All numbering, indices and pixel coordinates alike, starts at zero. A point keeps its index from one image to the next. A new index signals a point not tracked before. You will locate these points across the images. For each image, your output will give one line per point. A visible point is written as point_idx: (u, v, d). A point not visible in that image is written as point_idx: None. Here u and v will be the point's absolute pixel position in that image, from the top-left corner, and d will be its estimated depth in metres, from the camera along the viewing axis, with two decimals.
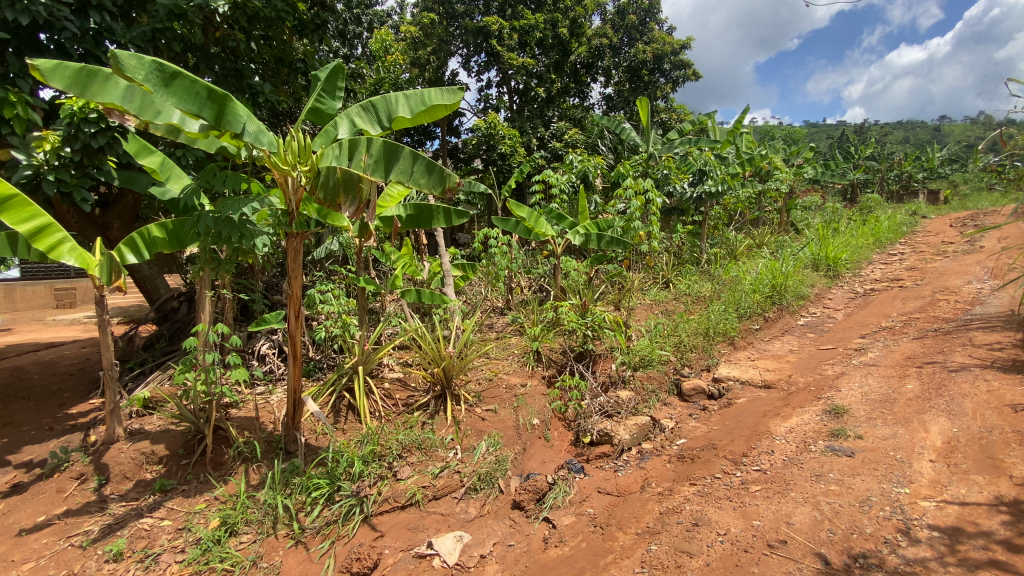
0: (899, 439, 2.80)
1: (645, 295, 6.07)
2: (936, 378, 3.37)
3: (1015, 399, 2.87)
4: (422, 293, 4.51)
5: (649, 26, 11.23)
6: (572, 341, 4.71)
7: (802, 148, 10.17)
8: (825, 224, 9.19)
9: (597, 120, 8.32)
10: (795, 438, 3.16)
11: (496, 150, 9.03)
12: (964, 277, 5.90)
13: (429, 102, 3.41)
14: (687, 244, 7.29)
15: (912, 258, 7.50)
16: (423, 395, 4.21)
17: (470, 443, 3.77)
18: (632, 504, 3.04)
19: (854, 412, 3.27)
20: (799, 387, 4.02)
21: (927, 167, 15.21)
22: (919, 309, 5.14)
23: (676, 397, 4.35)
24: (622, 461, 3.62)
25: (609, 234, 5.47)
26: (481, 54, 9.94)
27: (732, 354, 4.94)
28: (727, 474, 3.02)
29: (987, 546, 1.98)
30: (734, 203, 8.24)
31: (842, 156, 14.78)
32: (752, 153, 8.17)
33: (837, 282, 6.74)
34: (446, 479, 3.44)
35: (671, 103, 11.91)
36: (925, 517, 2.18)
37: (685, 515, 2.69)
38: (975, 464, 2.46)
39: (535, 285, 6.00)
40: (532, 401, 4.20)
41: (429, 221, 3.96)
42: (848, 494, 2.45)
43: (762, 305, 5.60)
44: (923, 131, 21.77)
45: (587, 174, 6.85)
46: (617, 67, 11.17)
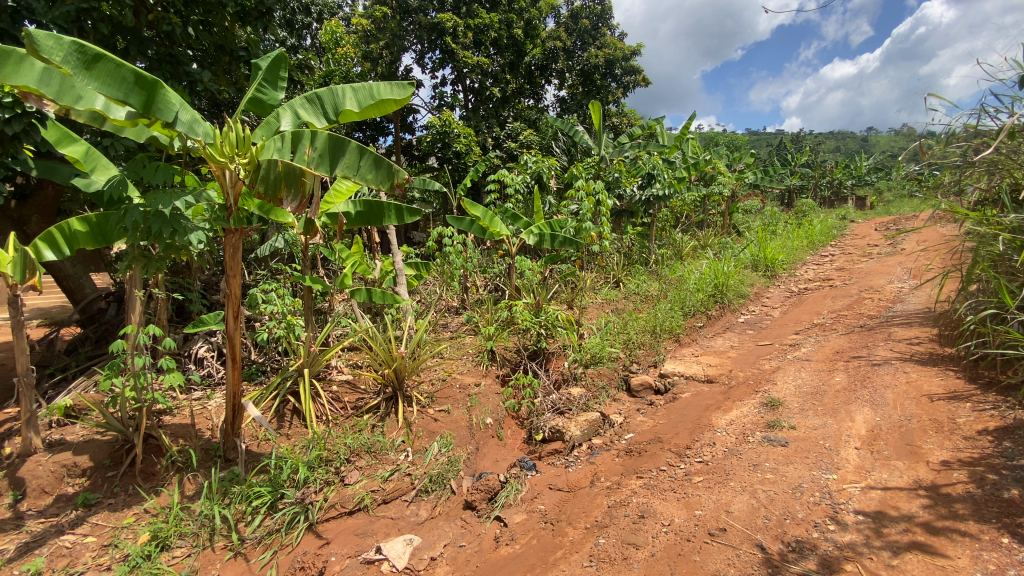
0: (828, 428, 3.00)
1: (597, 293, 6.20)
2: (862, 371, 3.61)
3: (931, 389, 3.11)
4: (372, 292, 4.38)
5: (602, 31, 11.46)
6: (526, 340, 4.73)
7: (743, 154, 10.68)
8: (764, 227, 9.69)
9: (550, 121, 8.41)
10: (735, 430, 3.31)
11: (451, 148, 8.97)
12: (886, 277, 6.36)
13: (378, 97, 3.32)
14: (636, 245, 7.50)
15: (841, 259, 8.02)
16: (373, 397, 4.09)
17: (422, 445, 3.71)
18: (581, 499, 3.08)
19: (788, 404, 3.47)
20: (738, 381, 4.22)
21: (855, 175, 16.32)
22: (847, 307, 5.51)
23: (625, 393, 4.47)
24: (572, 457, 3.68)
25: (563, 234, 5.52)
26: (436, 51, 9.76)
27: (678, 350, 5.12)
28: (672, 466, 3.13)
29: (908, 529, 2.10)
30: (681, 206, 8.55)
31: (779, 163, 15.66)
32: (698, 158, 8.50)
33: (774, 281, 7.12)
34: (396, 483, 3.37)
35: (622, 107, 12.23)
36: (852, 502, 2.33)
37: (632, 508, 2.76)
38: (895, 450, 2.63)
39: (490, 284, 5.99)
40: (486, 400, 4.17)
41: (381, 218, 3.87)
42: (782, 482, 2.58)
43: (706, 303, 5.84)
44: (850, 143, 23.40)
45: (541, 174, 6.89)
46: (571, 70, 11.33)
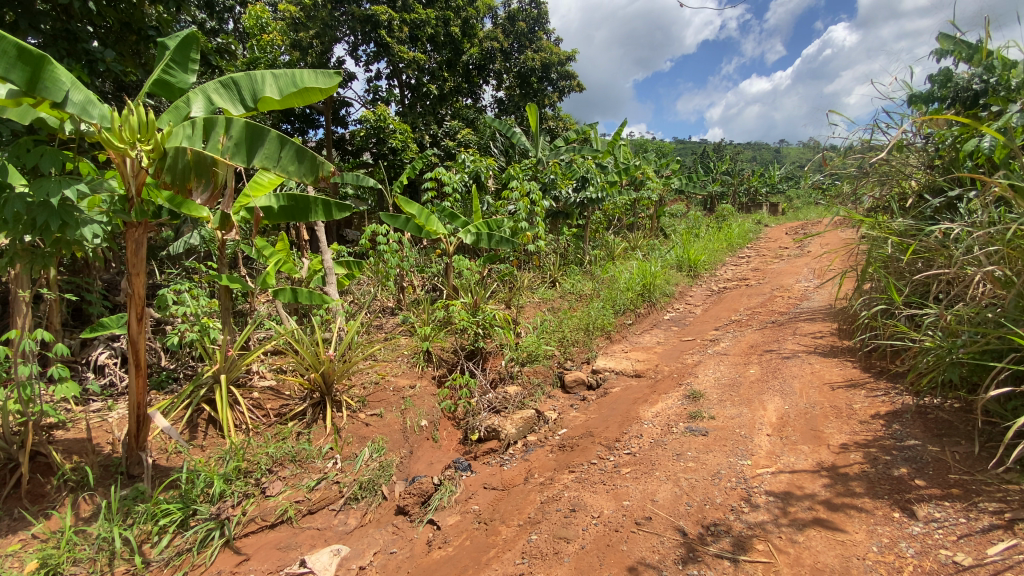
0: (743, 417, 3.20)
1: (534, 292, 6.28)
2: (773, 363, 3.90)
3: (831, 378, 3.41)
4: (298, 293, 4.15)
5: (538, 35, 11.63)
6: (463, 340, 4.69)
7: (670, 160, 11.24)
8: (688, 230, 10.24)
9: (488, 121, 8.40)
10: (660, 422, 3.46)
11: (386, 145, 8.74)
12: (795, 277, 6.92)
13: (301, 84, 3.15)
14: (571, 245, 7.67)
15: (756, 260, 8.64)
16: (299, 403, 3.88)
17: (352, 451, 3.57)
18: (515, 497, 3.09)
19: (709, 395, 3.67)
20: (664, 374, 4.43)
21: (769, 183, 17.63)
22: (761, 304, 5.94)
23: (560, 390, 4.55)
24: (508, 455, 3.68)
25: (500, 233, 5.53)
26: (370, 44, 9.43)
27: (610, 347, 5.28)
28: (602, 459, 3.22)
29: (811, 506, 2.26)
30: (613, 208, 8.85)
31: (702, 170, 16.65)
32: (629, 163, 8.83)
33: (697, 280, 7.53)
34: (323, 491, 3.23)
35: (558, 111, 12.46)
36: (763, 484, 2.48)
37: (564, 502, 2.80)
38: (802, 435, 2.84)
39: (427, 284, 5.89)
40: (421, 402, 4.08)
41: (307, 213, 3.67)
42: (702, 469, 2.73)
43: (635, 301, 6.07)
44: (765, 154, 25.30)
45: (479, 174, 6.86)
46: (508, 72, 11.42)
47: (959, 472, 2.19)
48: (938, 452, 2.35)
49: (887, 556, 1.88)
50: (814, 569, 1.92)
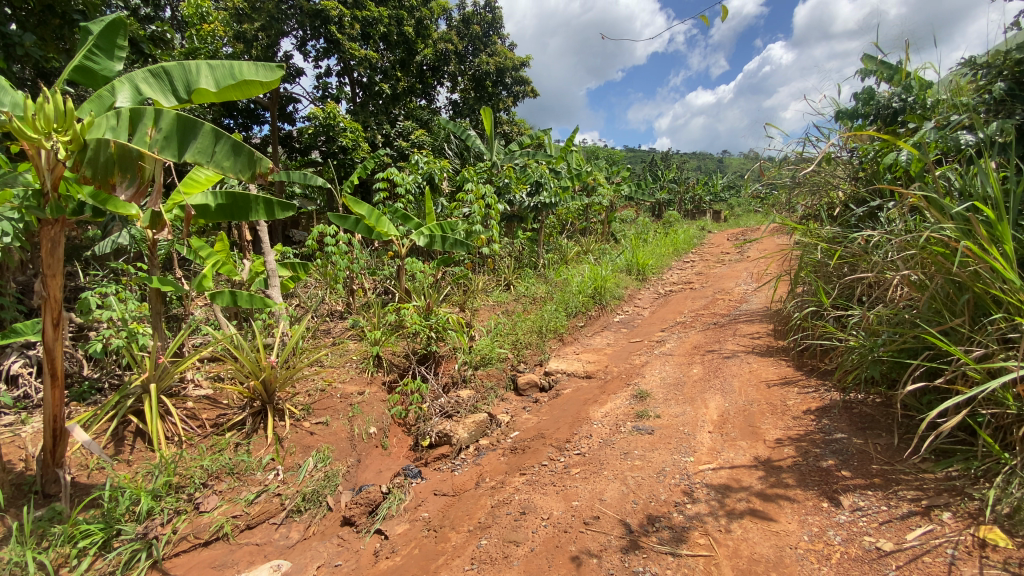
0: (687, 415, 3.32)
1: (488, 296, 6.27)
2: (715, 363, 4.07)
3: (767, 376, 3.59)
4: (238, 296, 3.94)
5: (492, 39, 11.68)
6: (415, 344, 4.61)
7: (620, 167, 11.56)
8: (637, 235, 10.55)
9: (443, 123, 8.31)
10: (609, 422, 3.53)
11: (336, 143, 8.49)
12: (735, 280, 7.26)
13: (239, 77, 3.01)
14: (526, 249, 7.71)
15: (700, 265, 9.01)
16: (237, 413, 3.68)
17: (294, 461, 3.42)
18: (466, 502, 3.06)
19: (655, 395, 3.79)
20: (613, 375, 4.52)
21: (712, 192, 18.46)
22: (704, 306, 6.20)
23: (513, 392, 4.55)
24: (459, 460, 3.64)
25: (453, 236, 5.48)
26: (320, 40, 9.14)
27: (562, 349, 5.33)
28: (552, 460, 3.25)
29: (748, 498, 2.36)
30: (566, 213, 9.00)
31: (651, 177, 17.23)
32: (581, 169, 9.00)
33: (645, 284, 7.76)
34: (263, 505, 3.08)
35: (512, 116, 12.54)
36: (705, 479, 2.58)
37: (514, 505, 2.80)
38: (740, 431, 2.97)
39: (378, 287, 5.75)
40: (370, 408, 3.97)
41: (246, 212, 3.48)
42: (648, 467, 2.80)
43: (587, 304, 6.18)
44: (709, 163, 26.49)
45: (433, 175, 6.79)
46: (463, 75, 11.41)
47: (880, 461, 2.34)
48: (862, 444, 2.51)
49: (817, 544, 1.99)
50: (751, 560, 2.00)
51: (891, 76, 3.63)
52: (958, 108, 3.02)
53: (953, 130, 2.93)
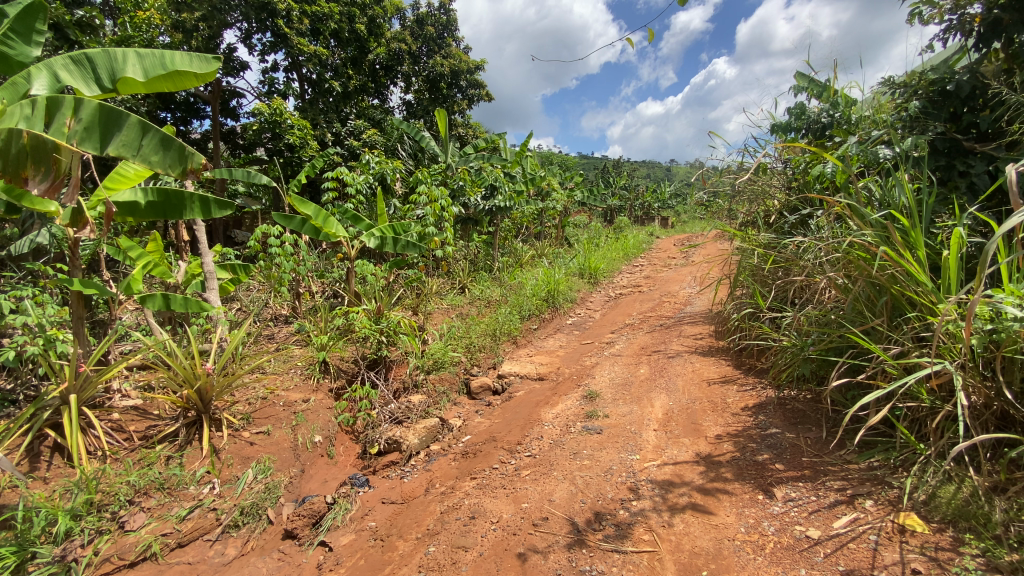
0: (633, 414, 3.41)
1: (442, 299, 6.21)
2: (661, 363, 4.21)
3: (709, 375, 3.75)
4: (171, 299, 3.71)
5: (447, 41, 11.63)
6: (364, 349, 4.49)
7: (574, 173, 11.76)
8: (589, 239, 10.76)
9: (396, 123, 8.16)
10: (560, 422, 3.57)
11: (283, 141, 8.16)
12: (681, 283, 7.54)
13: (170, 67, 2.85)
14: (481, 252, 7.69)
15: (648, 269, 9.30)
16: (169, 423, 3.44)
17: (232, 473, 3.24)
18: (414, 509, 3.00)
19: (604, 395, 3.87)
20: (564, 376, 4.58)
21: (661, 199, 19.11)
22: (651, 309, 6.39)
23: (465, 396, 4.52)
24: (409, 466, 3.58)
25: (406, 238, 5.38)
26: (266, 33, 8.78)
27: (515, 351, 5.35)
28: (503, 463, 3.25)
29: (690, 493, 2.44)
30: (521, 217, 9.05)
31: (603, 183, 17.65)
32: (536, 173, 9.08)
33: (597, 287, 7.92)
34: (196, 521, 2.90)
35: (467, 119, 12.52)
36: (650, 476, 2.65)
37: (464, 510, 2.77)
38: (683, 429, 3.08)
39: (327, 290, 5.58)
40: (315, 416, 3.83)
41: (180, 210, 3.28)
42: (596, 466, 2.85)
43: (540, 307, 6.24)
44: (658, 171, 27.42)
45: (384, 176, 6.66)
46: (417, 76, 11.31)
47: (811, 454, 2.48)
48: (794, 438, 2.65)
49: (752, 535, 2.08)
50: (692, 553, 2.06)
51: (820, 92, 3.88)
52: (878, 125, 3.26)
53: (874, 144, 3.16)
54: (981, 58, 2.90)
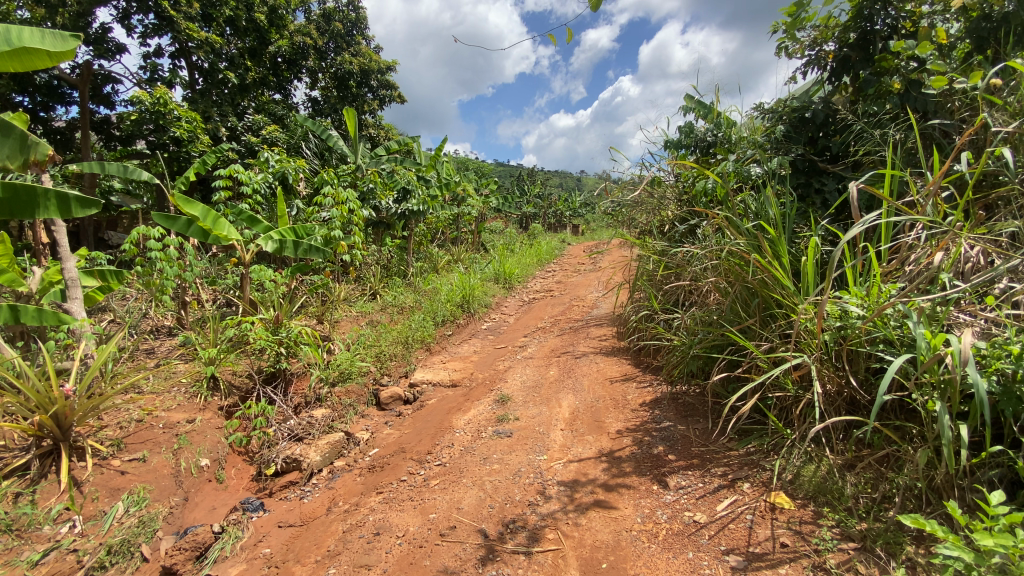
0: (542, 416, 3.50)
1: (351, 306, 5.95)
2: (569, 364, 4.35)
3: (612, 374, 3.94)
4: (21, 311, 3.19)
5: (356, 38, 11.42)
6: (260, 362, 4.17)
7: (489, 180, 11.87)
8: (504, 245, 10.91)
9: (300, 120, 7.72)
10: (471, 428, 3.56)
11: (168, 133, 7.39)
12: (589, 288, 7.87)
13: (17, 43, 2.52)
14: (394, 258, 7.49)
15: (560, 274, 9.61)
16: (19, 455, 2.93)
17: (97, 508, 2.84)
18: (315, 531, 2.84)
19: (515, 398, 3.92)
20: (477, 382, 4.58)
21: (572, 208, 19.90)
22: (562, 312, 6.60)
23: (374, 407, 4.36)
24: (310, 486, 3.39)
25: (309, 241, 5.07)
26: (149, 14, 7.92)
27: (428, 358, 5.24)
28: (412, 474, 3.16)
29: (593, 490, 2.54)
30: (435, 222, 8.93)
31: (518, 190, 18.04)
32: (451, 178, 9.04)
33: (511, 292, 8.04)
34: (53, 565, 2.51)
35: (379, 120, 12.24)
36: (556, 476, 2.72)
37: (368, 527, 2.67)
38: (588, 427, 3.21)
39: (219, 299, 5.12)
40: (202, 438, 3.47)
41: (31, 209, 2.82)
42: (505, 470, 2.88)
43: (454, 312, 6.19)
44: (569, 180, 28.61)
45: (286, 175, 6.27)
46: (323, 72, 11.03)
47: (699, 444, 2.69)
48: (684, 430, 2.86)
49: (647, 525, 2.21)
50: (593, 548, 2.15)
51: (705, 113, 4.28)
52: (753, 144, 3.64)
53: (748, 162, 3.53)
54: (834, 89, 3.32)
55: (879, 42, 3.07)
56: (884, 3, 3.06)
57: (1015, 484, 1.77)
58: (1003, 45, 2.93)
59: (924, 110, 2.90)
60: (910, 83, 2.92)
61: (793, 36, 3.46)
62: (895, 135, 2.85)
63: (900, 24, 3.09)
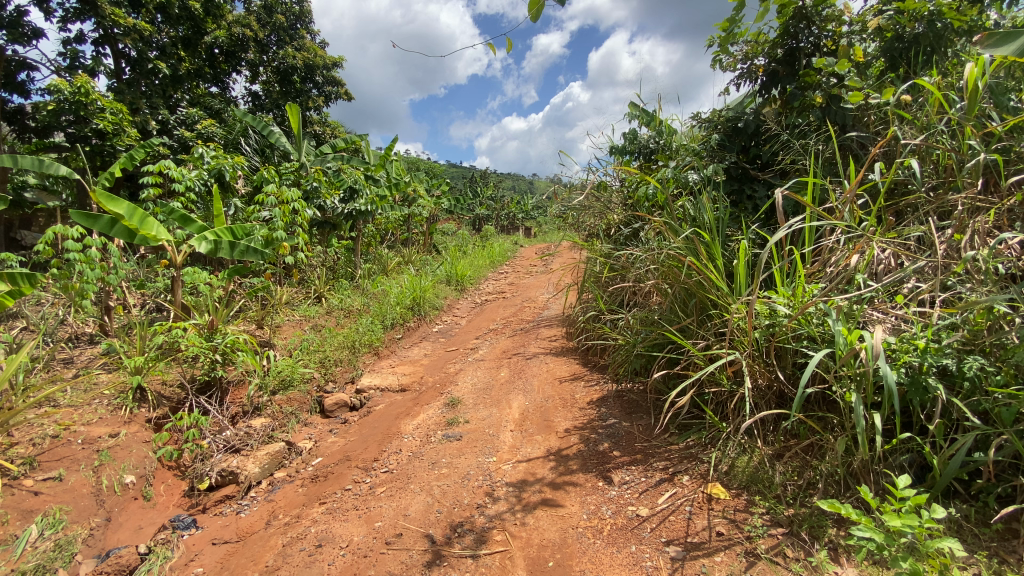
0: (492, 417, 3.50)
1: (293, 310, 5.73)
2: (519, 365, 4.39)
3: (560, 374, 4.00)
4: None
5: (300, 32, 11.09)
6: (193, 370, 3.93)
7: (441, 181, 11.76)
8: (457, 247, 10.83)
9: (239, 115, 7.37)
10: (420, 433, 3.51)
11: (90, 125, 6.84)
12: (541, 289, 7.94)
13: None
14: (341, 260, 7.28)
15: (513, 276, 9.65)
16: None
17: (7, 532, 2.52)
18: (252, 546, 2.71)
19: (465, 401, 3.90)
20: (427, 386, 4.52)
21: (524, 210, 20.05)
22: (514, 314, 6.63)
23: (318, 416, 4.22)
24: (247, 499, 3.24)
25: (248, 242, 4.84)
26: None
27: (376, 363, 5.12)
28: (357, 482, 3.08)
29: (541, 489, 2.57)
30: (385, 223, 8.75)
31: (470, 192, 17.98)
32: (401, 178, 8.89)
33: (463, 294, 7.99)
34: None
35: (325, 117, 11.88)
36: (505, 477, 2.73)
37: (309, 539, 2.58)
38: (537, 426, 3.24)
39: (148, 304, 4.80)
40: (127, 453, 3.23)
41: None
42: (453, 474, 2.86)
43: (404, 315, 6.08)
44: (522, 184, 28.83)
45: (222, 172, 5.96)
46: (265, 65, 10.59)
47: (642, 440, 2.78)
48: (628, 427, 2.95)
49: (592, 521, 2.26)
50: (540, 547, 2.17)
51: (647, 121, 4.44)
52: (691, 152, 3.81)
53: (687, 169, 3.69)
54: (764, 101, 3.51)
55: (804, 59, 3.27)
56: (808, 23, 3.26)
57: (921, 467, 1.94)
58: (912, 65, 3.21)
59: (843, 123, 3.13)
60: (831, 97, 3.14)
61: (727, 50, 3.64)
62: (817, 146, 3.07)
63: (822, 43, 3.31)
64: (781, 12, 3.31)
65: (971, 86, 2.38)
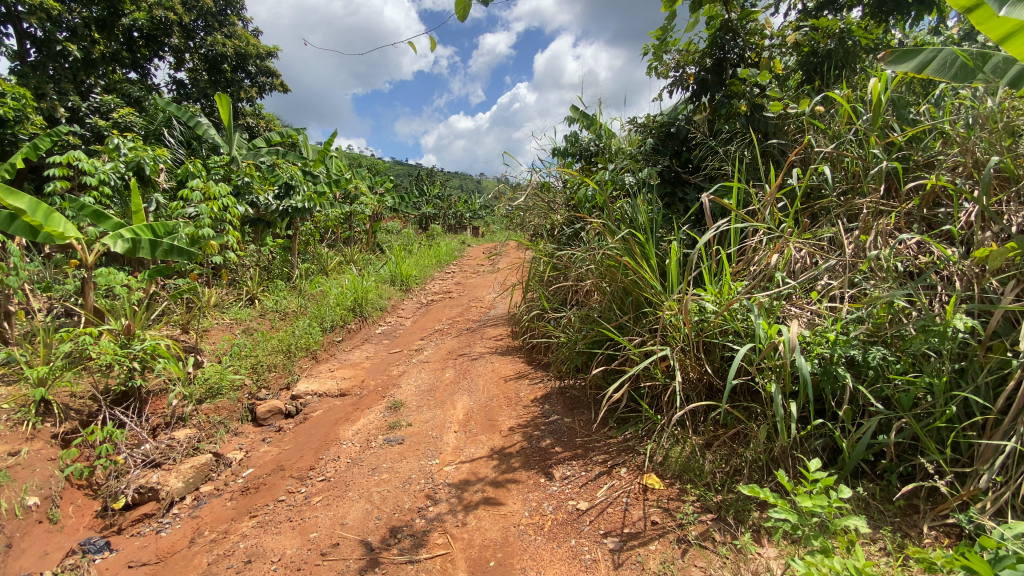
0: (435, 419, 3.46)
1: (222, 313, 5.41)
2: (464, 366, 4.36)
3: (505, 373, 4.02)
4: None
5: (231, 18, 10.48)
6: (107, 380, 3.61)
7: (385, 178, 11.46)
8: (402, 246, 10.61)
9: (161, 104, 6.85)
10: (360, 438, 3.41)
11: None
12: (487, 289, 7.92)
13: None
14: (277, 259, 6.95)
15: (459, 275, 9.57)
16: None
17: None
18: (174, 566, 2.54)
19: (408, 404, 3.83)
20: (368, 390, 4.40)
21: (472, 210, 19.94)
22: (460, 314, 6.58)
23: (250, 424, 4.02)
24: (169, 517, 3.04)
25: (171, 241, 4.51)
26: None
27: (314, 367, 4.92)
28: (291, 493, 2.96)
29: (483, 488, 2.57)
30: (325, 221, 8.43)
31: (416, 190, 17.68)
32: (342, 174, 8.59)
33: (408, 294, 7.83)
34: None
35: (259, 109, 11.31)
36: (447, 478, 2.70)
37: (237, 555, 2.45)
38: (480, 426, 3.24)
39: (55, 308, 4.37)
40: (29, 474, 2.93)
41: None
42: (393, 479, 2.80)
43: (344, 317, 5.89)
44: (469, 183, 28.70)
45: (143, 165, 5.49)
46: (192, 52, 9.95)
47: (582, 435, 2.84)
48: (570, 422, 3.00)
49: (534, 518, 2.29)
50: (481, 547, 2.18)
51: (587, 123, 4.54)
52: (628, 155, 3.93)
53: (623, 171, 3.80)
54: (695, 108, 3.67)
55: (729, 69, 3.44)
56: (733, 35, 3.43)
57: (833, 450, 2.10)
58: (826, 79, 3.46)
59: (765, 131, 3.33)
60: (754, 107, 3.33)
61: (660, 58, 3.78)
62: (740, 152, 3.27)
63: (747, 55, 3.49)
64: (709, 24, 3.48)
65: (875, 99, 2.62)
